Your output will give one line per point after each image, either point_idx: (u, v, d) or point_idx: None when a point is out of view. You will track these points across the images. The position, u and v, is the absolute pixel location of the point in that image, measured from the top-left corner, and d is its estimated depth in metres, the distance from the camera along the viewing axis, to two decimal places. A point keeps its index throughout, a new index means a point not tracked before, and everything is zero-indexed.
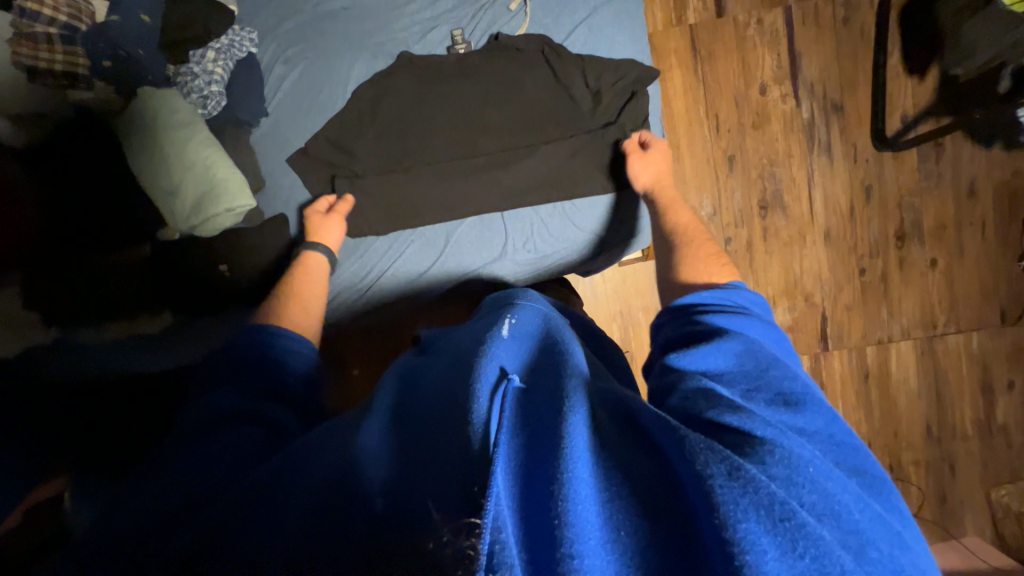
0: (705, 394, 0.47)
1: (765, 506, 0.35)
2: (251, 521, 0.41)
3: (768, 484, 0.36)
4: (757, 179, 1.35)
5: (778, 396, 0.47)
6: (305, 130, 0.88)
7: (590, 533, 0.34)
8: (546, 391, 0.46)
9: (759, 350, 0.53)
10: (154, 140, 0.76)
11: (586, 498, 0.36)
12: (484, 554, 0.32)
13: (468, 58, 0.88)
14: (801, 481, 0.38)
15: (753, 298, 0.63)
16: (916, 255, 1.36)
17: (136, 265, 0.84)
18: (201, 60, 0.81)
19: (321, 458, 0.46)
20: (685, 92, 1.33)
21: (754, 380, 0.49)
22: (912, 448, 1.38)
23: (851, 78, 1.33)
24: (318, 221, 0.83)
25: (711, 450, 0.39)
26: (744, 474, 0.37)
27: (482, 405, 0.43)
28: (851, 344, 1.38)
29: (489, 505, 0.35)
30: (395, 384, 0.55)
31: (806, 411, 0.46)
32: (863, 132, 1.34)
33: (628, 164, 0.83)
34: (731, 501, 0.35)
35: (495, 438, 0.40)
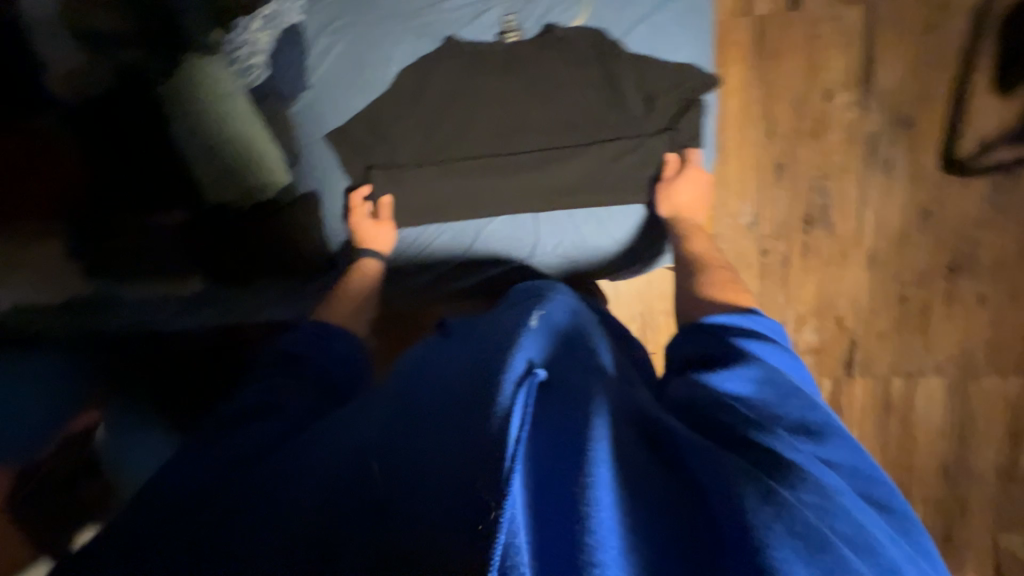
0: (730, 412, 0.45)
1: (801, 533, 0.33)
2: (263, 501, 0.44)
3: (804, 511, 0.35)
4: (805, 191, 1.27)
5: (800, 426, 0.44)
6: (344, 109, 0.85)
7: (611, 541, 0.34)
8: (568, 390, 0.45)
9: (781, 379, 0.49)
10: (198, 112, 0.78)
11: (608, 504, 0.35)
12: (497, 554, 0.32)
13: (519, 48, 0.83)
14: (832, 510, 0.36)
15: (771, 326, 0.60)
16: (965, 289, 1.28)
17: (165, 230, 0.84)
18: (246, 29, 0.81)
19: (347, 444, 0.47)
20: (741, 90, 1.25)
21: (776, 405, 0.46)
22: (923, 484, 1.34)
23: (929, 91, 1.21)
24: (367, 227, 0.85)
25: (744, 473, 0.37)
26: (780, 499, 0.35)
27: (506, 394, 0.42)
28: (878, 373, 1.33)
29: (507, 508, 0.34)
30: (413, 370, 0.56)
31: (830, 444, 0.43)
32: (931, 152, 1.24)
33: (655, 193, 0.83)
34: (765, 525, 0.33)
35: (516, 433, 0.39)
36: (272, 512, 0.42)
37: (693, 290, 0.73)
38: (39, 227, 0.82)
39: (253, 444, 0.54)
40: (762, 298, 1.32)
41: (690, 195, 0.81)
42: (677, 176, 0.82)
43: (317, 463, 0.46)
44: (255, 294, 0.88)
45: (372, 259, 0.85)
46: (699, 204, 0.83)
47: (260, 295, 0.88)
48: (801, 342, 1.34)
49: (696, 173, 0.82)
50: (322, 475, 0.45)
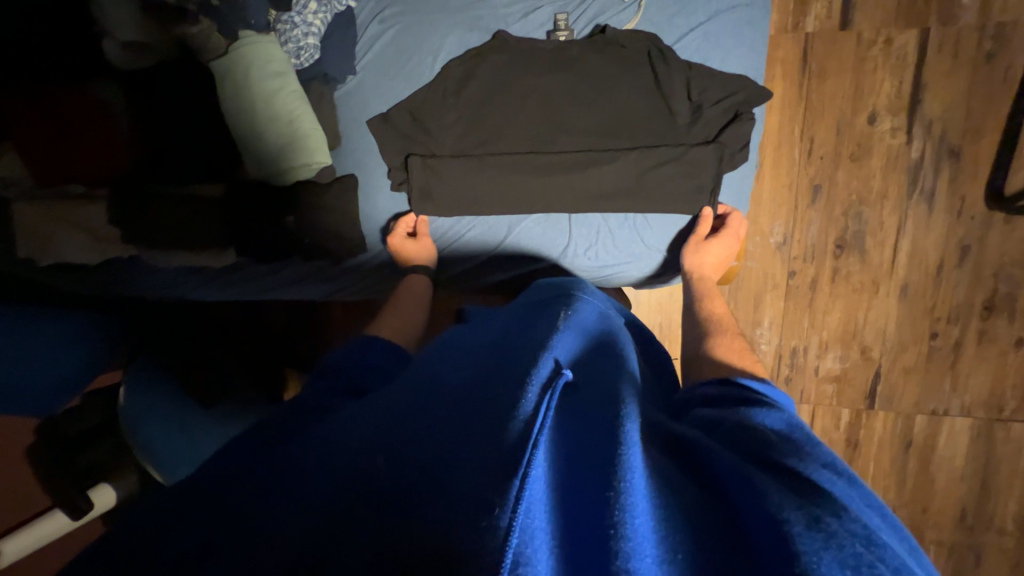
0: (762, 440, 0.43)
1: (853, 566, 0.31)
2: (267, 496, 0.40)
3: (853, 542, 0.32)
4: (840, 216, 1.24)
5: (832, 462, 0.41)
6: (390, 96, 0.87)
7: (646, 549, 0.32)
8: (593, 397, 0.44)
9: (809, 430, 0.48)
10: (245, 86, 0.78)
11: (642, 512, 0.34)
12: (513, 552, 0.30)
13: (567, 47, 0.83)
14: (881, 544, 0.33)
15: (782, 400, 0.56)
16: (1000, 331, 1.23)
17: (200, 200, 0.85)
18: (302, 10, 0.81)
19: (358, 429, 0.45)
20: (782, 108, 1.23)
21: (809, 443, 0.44)
22: (938, 528, 1.30)
23: (981, 122, 1.17)
24: (408, 245, 0.87)
25: (786, 498, 0.35)
26: (827, 527, 0.33)
27: (532, 398, 0.41)
28: (900, 409, 1.29)
29: (520, 513, 0.32)
30: (431, 357, 0.56)
31: (864, 487, 0.40)
32: (977, 185, 1.19)
33: (686, 244, 0.84)
34: (813, 552, 0.31)
35: (538, 435, 0.37)
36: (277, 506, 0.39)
37: (702, 350, 0.69)
38: (81, 188, 0.83)
39: (267, 430, 0.51)
40: (784, 321, 1.30)
41: (719, 257, 0.82)
42: (713, 236, 0.83)
43: (323, 451, 0.44)
44: (288, 270, 0.93)
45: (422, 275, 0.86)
46: (724, 266, 0.83)
47: (289, 269, 0.93)
48: (822, 369, 1.30)
49: (730, 235, 0.83)
50: (333, 466, 0.42)
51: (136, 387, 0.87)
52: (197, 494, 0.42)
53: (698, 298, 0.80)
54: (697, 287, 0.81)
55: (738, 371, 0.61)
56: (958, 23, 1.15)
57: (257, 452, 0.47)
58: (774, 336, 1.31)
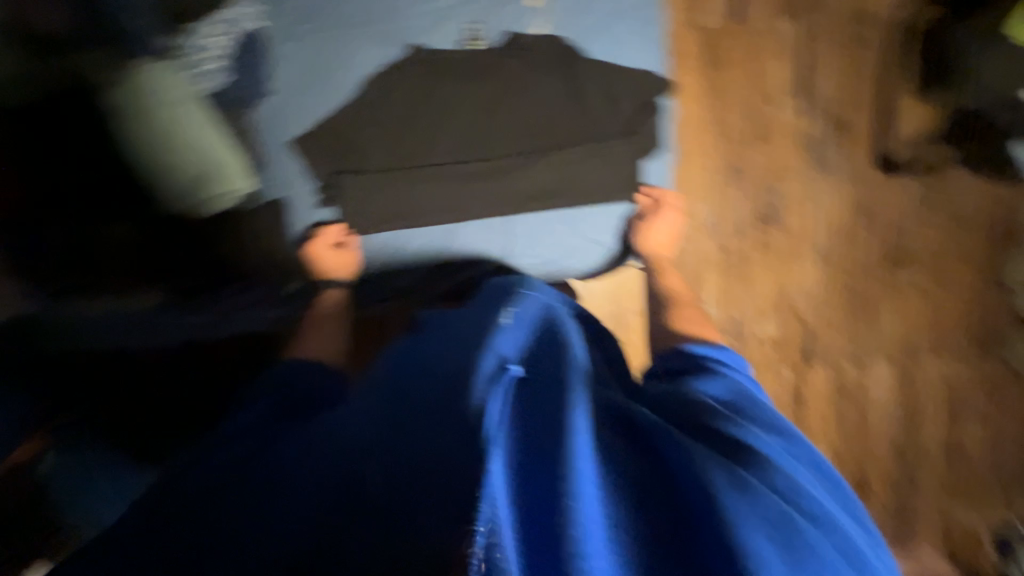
0: (702, 409, 0.49)
1: (768, 516, 0.38)
2: (246, 510, 0.45)
3: (769, 497, 0.39)
4: (759, 192, 1.35)
5: (765, 423, 0.48)
6: (311, 117, 0.84)
7: (601, 528, 0.36)
8: (543, 386, 0.48)
9: (750, 390, 0.53)
10: (148, 117, 0.75)
11: (591, 495, 0.38)
12: (481, 540, 0.33)
13: (483, 55, 0.85)
14: (795, 491, 0.41)
15: (737, 359, 0.61)
16: (904, 279, 1.38)
17: (117, 240, 0.81)
18: (201, 35, 0.78)
19: (328, 444, 0.49)
20: (695, 98, 1.31)
21: (744, 407, 0.50)
22: (879, 463, 1.43)
23: (862, 98, 1.32)
24: (329, 255, 0.86)
25: (716, 463, 0.42)
26: (748, 487, 0.40)
27: (482, 398, 0.46)
28: (832, 361, 1.41)
29: (483, 505, 0.35)
30: (392, 371, 0.59)
31: (794, 439, 0.47)
32: (867, 153, 1.34)
33: (632, 229, 0.91)
34: (736, 508, 0.38)
35: (494, 430, 0.42)
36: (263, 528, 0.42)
37: (664, 326, 0.78)
38: None
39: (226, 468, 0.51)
40: (724, 294, 1.38)
41: (665, 232, 0.90)
42: (653, 214, 0.90)
43: (296, 477, 0.47)
44: (219, 302, 0.86)
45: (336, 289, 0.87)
46: (672, 234, 0.92)
47: (223, 302, 0.86)
48: (762, 334, 1.40)
49: (666, 209, 0.90)
50: (307, 487, 0.45)
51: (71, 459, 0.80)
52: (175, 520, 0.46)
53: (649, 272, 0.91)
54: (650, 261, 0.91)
55: (700, 340, 0.66)
56: (832, 12, 1.29)
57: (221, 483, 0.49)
58: (718, 309, 1.39)
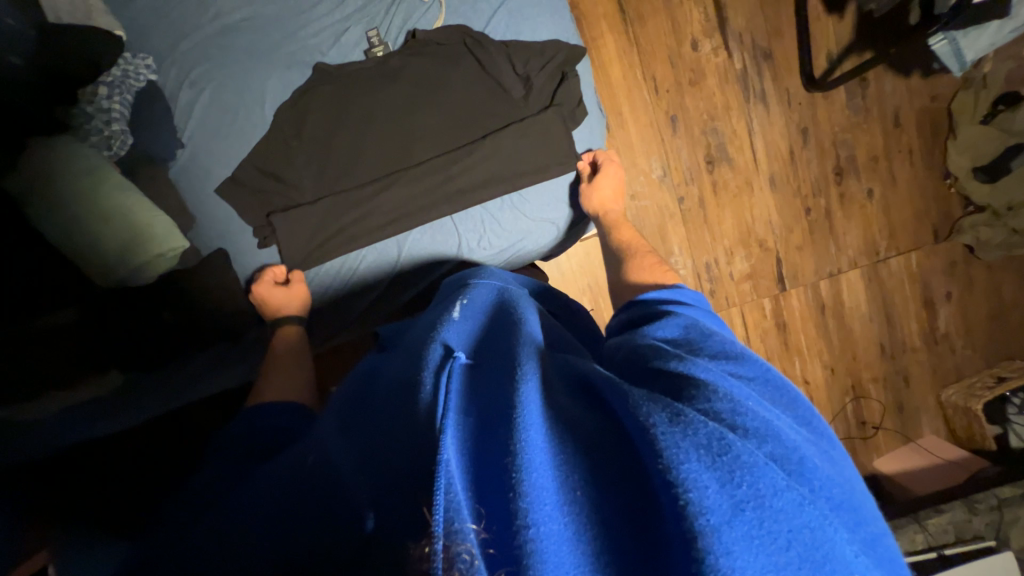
0: (651, 352, 0.47)
1: (706, 444, 0.34)
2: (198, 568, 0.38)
3: (706, 423, 0.36)
4: (700, 136, 1.37)
5: (714, 353, 0.47)
6: (229, 158, 0.82)
7: (546, 496, 0.33)
8: (493, 365, 0.45)
9: (703, 324, 0.53)
10: (56, 191, 0.69)
11: (539, 462, 0.35)
12: (440, 525, 0.31)
13: (388, 59, 0.84)
14: (743, 411, 0.38)
15: (697, 296, 0.63)
16: (853, 188, 1.43)
17: (51, 331, 0.72)
18: (94, 98, 0.76)
19: (289, 474, 0.45)
20: (619, 57, 1.32)
21: (696, 342, 0.49)
22: (870, 367, 1.48)
23: (777, 23, 1.35)
24: (276, 292, 0.82)
25: (655, 400, 0.38)
26: (685, 418, 0.36)
27: (429, 388, 0.43)
28: (805, 281, 1.45)
29: (440, 495, 0.32)
30: (354, 390, 0.54)
31: (744, 362, 0.46)
32: (793, 76, 1.37)
33: (580, 193, 0.90)
34: (673, 443, 0.34)
35: (442, 419, 0.38)
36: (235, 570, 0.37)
37: (621, 276, 0.75)
38: None
39: (188, 508, 0.47)
40: (691, 241, 1.40)
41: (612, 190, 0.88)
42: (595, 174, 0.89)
43: (254, 499, 0.43)
44: (189, 367, 0.85)
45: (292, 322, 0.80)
46: (619, 194, 0.89)
47: (192, 363, 0.85)
48: (736, 271, 1.42)
49: (609, 168, 0.89)
50: (275, 514, 0.41)
51: None
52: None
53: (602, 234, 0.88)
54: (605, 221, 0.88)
55: (656, 286, 0.67)
56: None
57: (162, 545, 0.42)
58: (688, 257, 1.41)
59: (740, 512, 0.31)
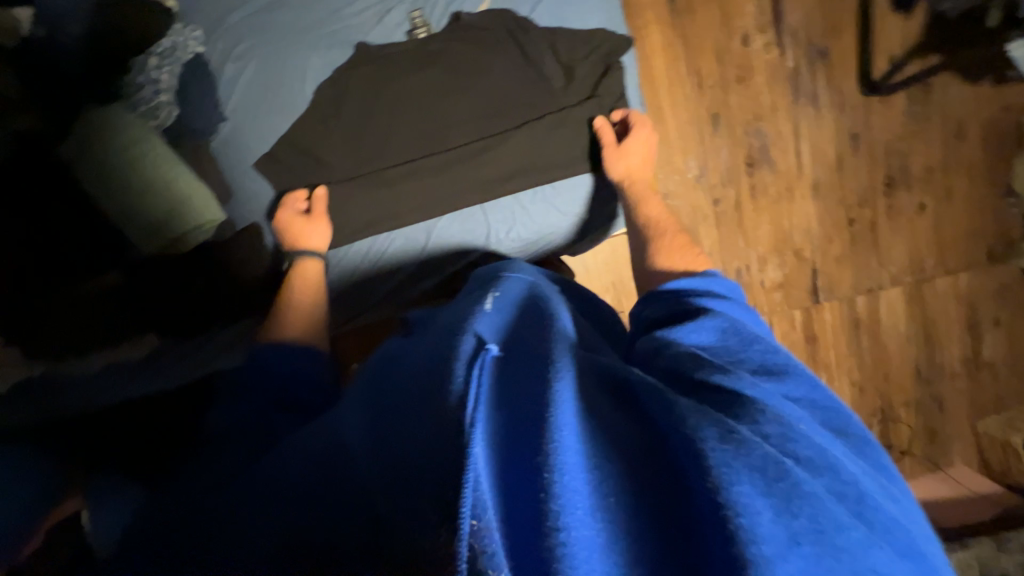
0: (692, 360, 0.45)
1: (760, 467, 0.33)
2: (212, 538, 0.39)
3: (761, 445, 0.35)
4: (742, 136, 1.31)
5: (760, 366, 0.45)
6: (270, 135, 0.83)
7: (578, 502, 0.33)
8: (525, 359, 0.43)
9: (745, 328, 0.50)
10: (104, 159, 0.74)
11: (574, 467, 0.34)
12: (466, 527, 0.32)
13: (430, 42, 0.84)
14: (794, 437, 0.37)
15: (729, 285, 0.61)
16: (904, 200, 1.35)
17: (99, 295, 0.79)
18: (144, 68, 0.78)
19: (306, 452, 0.45)
20: (663, 50, 1.27)
21: (737, 350, 0.47)
22: (902, 389, 1.41)
23: (836, 20, 1.27)
24: (298, 223, 0.81)
25: (704, 414, 0.37)
26: (738, 437, 0.35)
27: (460, 377, 0.41)
28: (841, 295, 1.38)
29: (467, 494, 0.33)
30: (378, 370, 0.55)
31: (791, 378, 0.44)
32: (850, 77, 1.29)
33: (603, 156, 0.83)
34: (723, 463, 0.33)
35: (473, 413, 0.37)
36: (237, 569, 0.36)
37: (647, 266, 0.75)
38: None
39: (209, 479, 0.49)
40: (722, 246, 1.35)
41: (640, 156, 0.83)
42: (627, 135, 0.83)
43: (274, 478, 0.44)
44: (212, 341, 0.86)
45: (313, 259, 0.80)
46: (647, 161, 0.84)
47: (215, 339, 0.86)
48: (767, 280, 1.37)
49: (641, 131, 0.83)
50: (283, 508, 0.40)
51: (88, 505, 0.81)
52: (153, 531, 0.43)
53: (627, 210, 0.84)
54: (630, 194, 0.83)
55: (685, 275, 0.65)
56: None
57: (181, 516, 0.43)
58: (718, 261, 1.36)
59: (797, 545, 0.31)
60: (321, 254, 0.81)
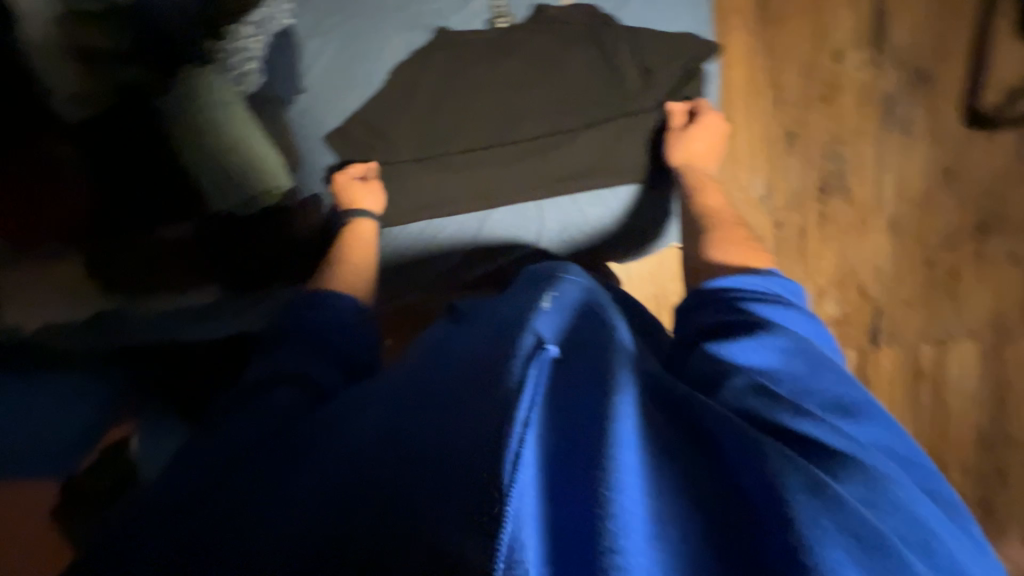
0: (765, 392, 0.43)
1: (854, 529, 0.32)
2: (258, 496, 0.42)
3: (857, 508, 0.34)
4: (819, 159, 1.22)
5: (834, 403, 0.43)
6: (343, 110, 0.86)
7: (635, 527, 0.32)
8: (584, 368, 0.43)
9: (813, 351, 0.47)
10: (195, 118, 0.79)
11: (633, 487, 0.34)
12: (503, 544, 0.30)
13: (509, 31, 0.84)
14: (879, 502, 0.35)
15: (789, 287, 0.57)
16: (994, 248, 1.22)
17: (174, 243, 0.85)
18: (237, 36, 0.81)
19: (348, 425, 0.46)
20: (746, 59, 1.20)
21: (805, 380, 0.44)
22: (959, 453, 1.29)
23: (946, 43, 1.16)
24: (355, 187, 0.83)
25: (786, 460, 0.36)
26: (829, 492, 0.34)
27: (517, 373, 0.41)
28: (905, 341, 1.27)
29: (512, 502, 0.32)
30: (425, 352, 0.56)
31: (865, 422, 0.42)
32: (951, 107, 1.18)
33: (665, 141, 0.81)
34: (812, 519, 0.32)
35: (528, 412, 0.37)
36: (264, 537, 0.37)
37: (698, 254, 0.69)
38: (56, 247, 0.84)
39: (242, 441, 0.50)
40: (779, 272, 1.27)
41: (706, 142, 0.80)
42: (692, 123, 0.80)
43: (316, 449, 0.45)
44: (263, 302, 0.90)
45: (367, 220, 0.82)
46: (711, 151, 0.81)
47: (265, 300, 0.89)
48: (823, 314, 1.28)
49: (708, 119, 0.79)
50: (320, 479, 0.42)
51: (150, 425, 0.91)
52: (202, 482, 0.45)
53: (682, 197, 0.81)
54: (686, 182, 0.81)
55: (738, 270, 0.61)
56: None
57: (217, 478, 0.45)
58: None
59: None
60: (376, 217, 0.84)
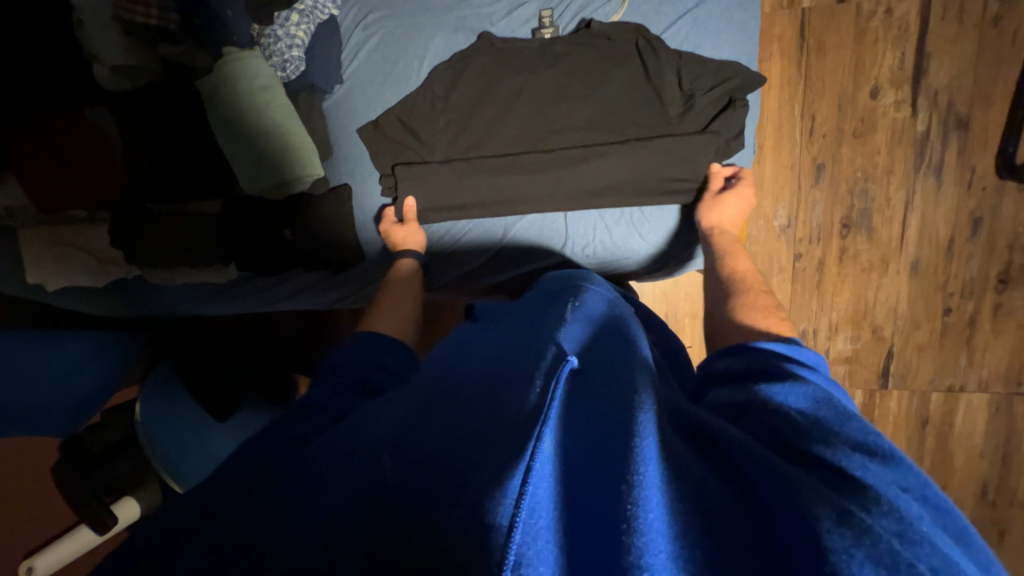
0: (790, 425, 0.40)
1: (888, 564, 0.28)
2: (269, 505, 0.38)
3: (889, 539, 0.30)
4: (846, 194, 1.21)
5: (863, 441, 0.38)
6: (378, 104, 0.89)
7: (660, 544, 0.30)
8: (604, 380, 0.42)
9: (840, 403, 0.43)
10: (234, 101, 0.79)
11: (656, 505, 0.32)
12: (512, 554, 0.29)
13: (551, 41, 0.85)
14: (915, 541, 0.30)
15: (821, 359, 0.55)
16: (1017, 303, 1.19)
17: (202, 219, 0.86)
18: (284, 23, 0.83)
19: (372, 425, 0.44)
20: (781, 87, 1.19)
21: (834, 423, 0.40)
22: (959, 504, 1.26)
23: (990, 90, 1.13)
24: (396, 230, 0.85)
25: (815, 490, 0.33)
26: (862, 523, 0.31)
27: (538, 387, 0.41)
28: (914, 387, 1.26)
29: (523, 511, 0.31)
30: (443, 353, 0.55)
31: (902, 467, 0.36)
32: (987, 155, 1.15)
33: (699, 202, 0.82)
34: (843, 550, 0.29)
35: (545, 419, 0.37)
36: (274, 542, 0.34)
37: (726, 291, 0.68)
38: (83, 212, 0.86)
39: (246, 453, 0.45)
40: (792, 305, 1.27)
41: (737, 210, 0.80)
42: (727, 190, 0.81)
43: (333, 448, 0.43)
44: (288, 282, 0.94)
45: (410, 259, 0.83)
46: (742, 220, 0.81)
47: (288, 282, 0.94)
48: (834, 351, 1.28)
49: (744, 189, 0.81)
50: (334, 482, 0.39)
51: (161, 386, 0.96)
52: (216, 488, 0.40)
53: (712, 258, 0.79)
54: (718, 246, 0.79)
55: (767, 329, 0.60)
56: None
57: (233, 481, 0.41)
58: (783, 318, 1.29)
59: None
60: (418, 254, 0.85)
